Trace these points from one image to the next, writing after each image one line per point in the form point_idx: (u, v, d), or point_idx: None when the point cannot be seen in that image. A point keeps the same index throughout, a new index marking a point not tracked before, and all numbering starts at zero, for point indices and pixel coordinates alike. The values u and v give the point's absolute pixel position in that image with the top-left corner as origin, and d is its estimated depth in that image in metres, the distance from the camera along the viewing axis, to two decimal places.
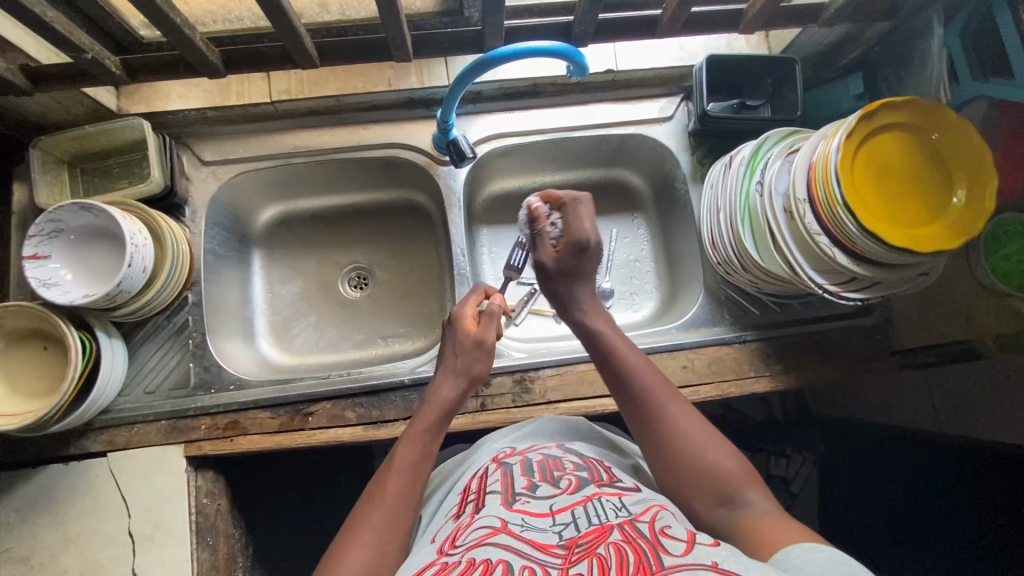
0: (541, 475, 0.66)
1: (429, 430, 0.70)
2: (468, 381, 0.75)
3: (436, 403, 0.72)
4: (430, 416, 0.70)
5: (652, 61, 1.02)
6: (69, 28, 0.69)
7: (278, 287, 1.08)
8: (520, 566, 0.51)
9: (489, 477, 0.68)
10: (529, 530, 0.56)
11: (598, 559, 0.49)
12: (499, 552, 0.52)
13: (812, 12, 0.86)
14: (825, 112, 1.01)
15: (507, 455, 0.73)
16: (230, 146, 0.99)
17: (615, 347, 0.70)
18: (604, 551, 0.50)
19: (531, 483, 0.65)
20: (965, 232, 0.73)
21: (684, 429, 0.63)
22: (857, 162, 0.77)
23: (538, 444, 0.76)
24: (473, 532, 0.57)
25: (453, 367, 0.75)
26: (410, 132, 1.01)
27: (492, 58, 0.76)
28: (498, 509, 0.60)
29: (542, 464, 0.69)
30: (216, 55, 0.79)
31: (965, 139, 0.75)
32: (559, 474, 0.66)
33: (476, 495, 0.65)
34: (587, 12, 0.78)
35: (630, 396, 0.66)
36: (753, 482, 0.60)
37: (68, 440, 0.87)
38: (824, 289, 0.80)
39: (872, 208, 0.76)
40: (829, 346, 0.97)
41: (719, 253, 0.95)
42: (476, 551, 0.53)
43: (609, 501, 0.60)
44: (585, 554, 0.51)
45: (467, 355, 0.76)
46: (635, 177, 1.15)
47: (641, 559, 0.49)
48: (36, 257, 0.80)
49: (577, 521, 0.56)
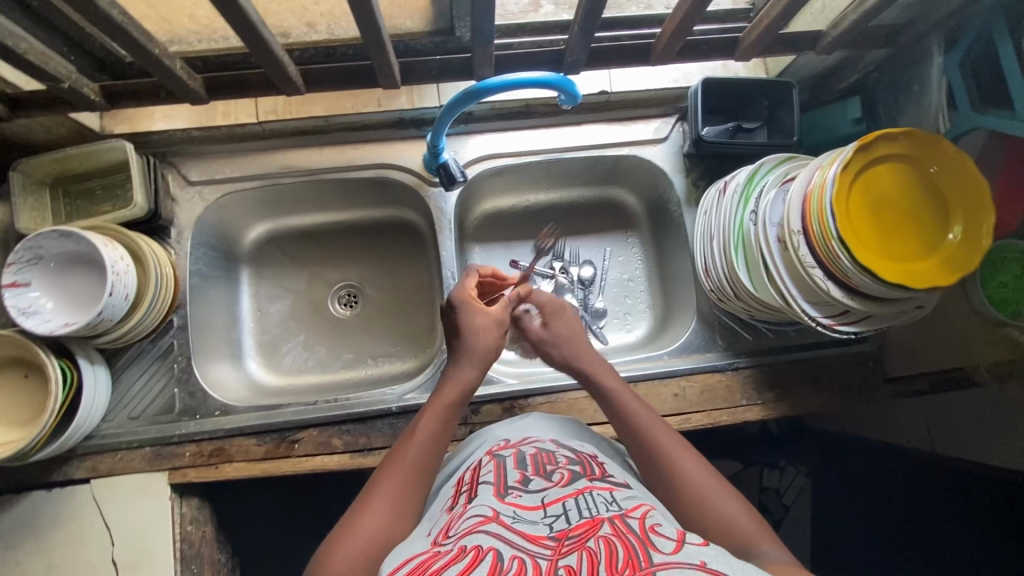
0: (534, 469, 0.65)
1: (451, 406, 0.69)
2: (487, 360, 0.73)
3: (459, 381, 0.70)
4: (455, 392, 0.69)
5: (648, 84, 1.00)
6: (43, 57, 0.67)
7: (267, 306, 1.07)
8: (509, 556, 0.49)
9: (483, 469, 0.67)
10: (519, 521, 0.55)
11: (587, 553, 0.48)
12: (490, 540, 0.52)
13: (810, 39, 0.85)
14: (823, 135, 0.99)
15: (501, 448, 0.72)
16: (215, 165, 0.97)
17: (624, 401, 0.71)
18: (594, 545, 0.50)
19: (524, 477, 0.63)
20: (964, 267, 0.72)
21: (696, 483, 0.61)
22: (863, 203, 0.76)
23: (533, 436, 0.74)
24: (466, 521, 0.56)
25: (473, 346, 0.72)
26: (400, 152, 0.99)
27: (481, 89, 0.74)
28: (490, 499, 0.59)
29: (535, 457, 0.68)
30: (198, 82, 0.78)
31: (965, 174, 0.73)
32: (552, 467, 0.65)
33: (469, 487, 0.64)
34: (580, 42, 0.76)
35: (641, 448, 0.66)
36: (766, 537, 0.57)
37: (51, 467, 0.86)
38: (817, 322, 0.79)
39: (890, 257, 0.75)
40: (820, 374, 0.96)
41: (712, 280, 0.94)
42: (468, 538, 0.52)
43: (600, 495, 0.59)
44: (576, 547, 0.50)
45: (485, 332, 0.74)
46: (630, 196, 1.13)
47: (630, 554, 0.48)
48: (16, 285, 0.78)
49: (568, 514, 0.55)
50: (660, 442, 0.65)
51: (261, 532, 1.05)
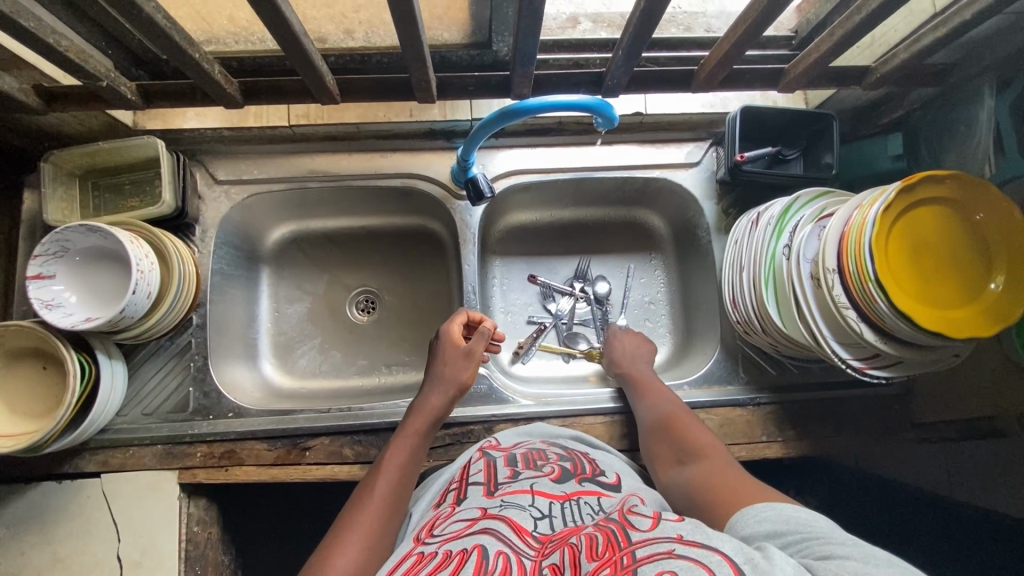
0: (524, 464, 0.66)
1: (419, 433, 0.73)
2: (457, 390, 0.78)
3: (428, 411, 0.76)
4: (421, 421, 0.74)
5: (683, 107, 0.99)
6: (84, 56, 0.67)
7: (285, 307, 1.07)
8: (495, 551, 0.48)
9: (473, 467, 0.68)
10: (507, 509, 0.56)
11: (569, 547, 0.48)
12: (474, 539, 0.50)
13: (857, 74, 0.83)
14: (861, 169, 0.96)
15: (492, 448, 0.73)
16: (245, 165, 0.96)
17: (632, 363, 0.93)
18: (576, 540, 0.49)
19: (514, 472, 0.64)
20: (1000, 322, 0.69)
21: (673, 418, 0.80)
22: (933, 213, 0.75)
23: (523, 441, 0.77)
24: (452, 524, 0.55)
25: (442, 378, 0.78)
26: (428, 162, 0.98)
27: (520, 109, 0.73)
28: (479, 500, 0.59)
29: (526, 455, 0.69)
30: (235, 86, 0.77)
31: (1011, 223, 0.70)
32: (542, 462, 0.67)
33: (458, 485, 0.65)
34: (621, 67, 0.75)
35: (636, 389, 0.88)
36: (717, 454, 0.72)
37: (63, 458, 0.86)
38: (848, 364, 0.77)
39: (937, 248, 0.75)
40: (844, 414, 0.94)
41: (740, 312, 0.92)
42: (454, 542, 0.51)
43: (588, 503, 0.58)
44: (559, 545, 0.49)
45: (457, 363, 0.79)
46: (656, 219, 1.12)
47: (610, 538, 0.48)
48: (41, 277, 0.78)
49: (552, 518, 0.55)
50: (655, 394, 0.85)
51: (262, 533, 1.05)
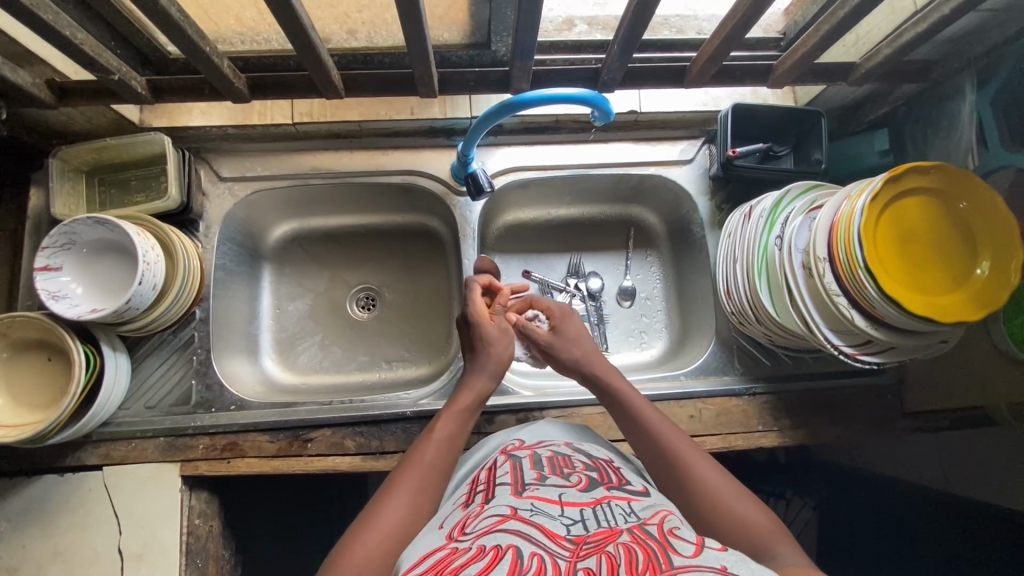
0: (551, 469, 0.64)
1: (468, 409, 0.71)
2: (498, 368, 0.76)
3: (477, 387, 0.73)
4: (470, 397, 0.71)
5: (678, 105, 1.02)
6: (98, 49, 0.69)
7: (286, 304, 1.08)
8: (528, 553, 0.47)
9: (499, 469, 0.66)
10: (538, 515, 0.54)
11: (607, 556, 0.46)
12: (508, 539, 0.49)
13: (842, 70, 0.86)
14: (849, 164, 0.99)
15: (516, 449, 0.71)
16: (249, 163, 0.99)
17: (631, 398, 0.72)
18: (613, 549, 0.47)
19: (542, 475, 0.63)
20: (990, 305, 0.71)
21: (707, 480, 0.61)
22: (915, 208, 0.77)
23: (547, 440, 0.74)
24: (483, 520, 0.54)
25: (487, 352, 0.76)
26: (429, 160, 1.01)
27: (518, 102, 0.75)
28: (508, 498, 0.57)
29: (551, 459, 0.67)
30: (243, 81, 0.80)
31: (994, 211, 0.73)
32: (569, 471, 0.64)
33: (485, 486, 0.63)
34: (616, 62, 0.78)
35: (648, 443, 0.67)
36: (781, 536, 0.56)
37: (65, 451, 0.87)
38: (839, 350, 0.79)
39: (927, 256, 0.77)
40: (838, 404, 0.95)
41: (733, 302, 0.94)
42: (486, 537, 0.50)
43: (618, 507, 0.57)
44: (594, 551, 0.48)
45: (496, 339, 0.76)
46: (652, 216, 1.14)
47: (650, 557, 0.46)
48: (48, 269, 0.79)
49: (586, 521, 0.53)
50: (674, 448, 0.65)
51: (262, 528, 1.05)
